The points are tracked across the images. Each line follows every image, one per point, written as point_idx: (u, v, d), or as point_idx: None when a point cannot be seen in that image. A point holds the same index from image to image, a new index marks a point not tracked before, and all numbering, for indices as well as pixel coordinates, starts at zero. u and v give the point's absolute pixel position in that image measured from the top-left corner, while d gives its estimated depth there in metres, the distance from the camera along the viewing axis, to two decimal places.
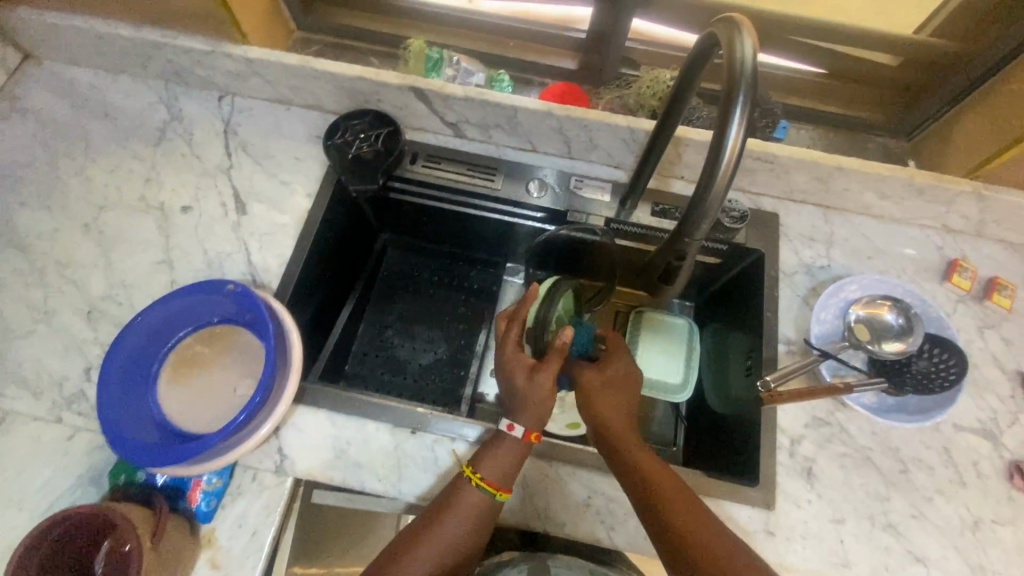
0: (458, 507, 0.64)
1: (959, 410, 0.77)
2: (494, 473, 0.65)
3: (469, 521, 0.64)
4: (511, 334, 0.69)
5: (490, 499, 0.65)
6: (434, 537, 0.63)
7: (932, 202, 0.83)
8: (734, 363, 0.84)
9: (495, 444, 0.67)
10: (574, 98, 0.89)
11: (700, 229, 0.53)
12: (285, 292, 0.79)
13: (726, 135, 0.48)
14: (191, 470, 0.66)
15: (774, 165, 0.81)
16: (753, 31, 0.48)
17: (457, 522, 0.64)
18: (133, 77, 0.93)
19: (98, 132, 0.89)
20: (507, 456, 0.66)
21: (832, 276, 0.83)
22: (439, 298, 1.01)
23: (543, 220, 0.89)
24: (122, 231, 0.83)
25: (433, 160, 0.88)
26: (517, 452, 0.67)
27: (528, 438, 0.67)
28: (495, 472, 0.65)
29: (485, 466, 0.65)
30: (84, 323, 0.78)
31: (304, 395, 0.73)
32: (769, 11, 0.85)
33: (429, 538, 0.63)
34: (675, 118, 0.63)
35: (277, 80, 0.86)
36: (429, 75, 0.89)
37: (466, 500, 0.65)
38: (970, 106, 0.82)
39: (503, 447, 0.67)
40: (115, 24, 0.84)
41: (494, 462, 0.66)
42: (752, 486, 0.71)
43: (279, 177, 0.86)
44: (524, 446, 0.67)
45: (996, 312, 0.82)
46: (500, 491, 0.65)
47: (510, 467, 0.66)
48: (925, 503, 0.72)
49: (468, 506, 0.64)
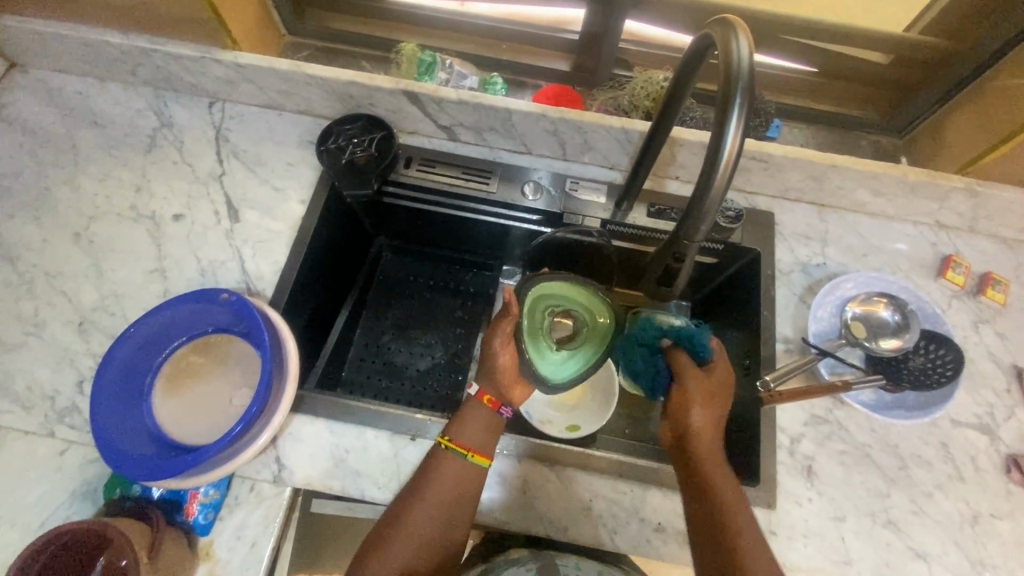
0: (432, 497, 0.64)
1: (956, 405, 0.77)
2: (466, 438, 0.68)
3: (445, 507, 0.64)
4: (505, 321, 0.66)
5: (463, 462, 0.66)
6: (413, 528, 0.63)
7: (925, 199, 0.83)
8: (731, 363, 0.84)
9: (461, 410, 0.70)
10: (568, 100, 0.89)
11: (698, 232, 0.52)
12: (279, 300, 0.78)
13: (725, 135, 0.47)
14: (186, 482, 0.65)
15: (769, 164, 0.81)
16: (748, 33, 0.48)
17: (433, 511, 0.64)
18: (122, 84, 0.91)
19: (87, 141, 0.88)
20: (468, 417, 0.69)
21: (828, 274, 0.84)
22: (436, 302, 1.01)
23: (538, 222, 0.88)
24: (113, 240, 0.82)
25: (428, 163, 0.88)
26: (481, 414, 0.69)
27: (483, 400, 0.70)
28: (465, 435, 0.68)
29: (454, 431, 0.68)
30: (75, 335, 0.77)
31: (302, 403, 0.73)
32: (761, 10, 0.85)
33: (407, 529, 0.63)
34: (671, 118, 0.63)
35: (268, 85, 0.85)
36: (422, 78, 0.88)
37: (438, 486, 0.65)
38: (960, 104, 0.82)
39: (466, 408, 0.70)
40: (103, 31, 0.83)
41: (465, 429, 0.68)
42: (754, 485, 0.71)
43: (272, 183, 0.86)
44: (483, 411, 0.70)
45: (991, 307, 0.83)
46: (471, 452, 0.67)
47: (480, 432, 0.68)
48: (925, 499, 0.72)
49: (441, 494, 0.65)
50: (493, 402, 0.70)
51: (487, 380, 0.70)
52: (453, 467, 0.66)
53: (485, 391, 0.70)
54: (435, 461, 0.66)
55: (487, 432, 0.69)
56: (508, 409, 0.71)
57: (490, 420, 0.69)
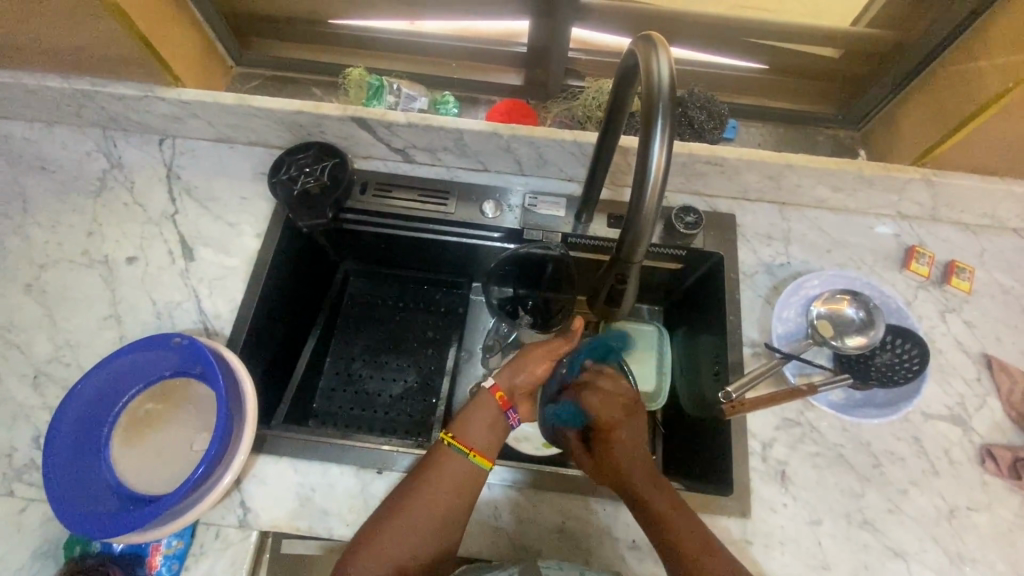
0: (418, 514, 0.61)
1: (927, 398, 0.76)
2: (470, 436, 0.67)
3: (432, 524, 0.61)
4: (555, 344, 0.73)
5: (465, 462, 0.65)
6: (393, 548, 0.60)
7: (885, 192, 0.83)
8: (704, 367, 0.82)
9: (470, 405, 0.70)
10: (519, 115, 0.88)
11: (637, 250, 0.51)
12: (237, 340, 0.77)
13: (651, 152, 0.46)
14: (145, 536, 0.64)
15: (724, 167, 0.80)
16: (670, 48, 0.48)
17: (418, 530, 0.61)
18: (70, 127, 0.90)
19: (35, 188, 0.86)
20: (477, 414, 0.69)
21: (792, 273, 0.83)
22: (406, 324, 0.99)
23: (502, 239, 0.88)
24: (66, 289, 0.81)
25: (384, 188, 0.87)
26: (486, 412, 0.69)
27: (495, 395, 0.70)
28: (467, 434, 0.67)
29: (457, 428, 0.67)
30: (30, 389, 0.75)
31: (265, 443, 0.71)
32: (707, 13, 0.85)
33: (385, 550, 0.60)
34: (614, 132, 0.62)
35: (216, 120, 0.84)
36: (370, 103, 0.87)
37: (427, 501, 0.62)
38: (912, 94, 0.82)
39: (477, 400, 0.70)
40: (42, 76, 0.81)
41: (472, 426, 0.68)
42: (727, 496, 0.70)
43: (226, 219, 0.84)
44: (493, 405, 0.70)
45: (957, 296, 0.82)
46: (472, 452, 0.66)
47: (483, 431, 0.68)
48: (900, 497, 0.71)
49: (428, 511, 0.62)
50: (504, 400, 0.70)
51: (509, 378, 0.72)
52: (444, 481, 0.64)
53: (500, 387, 0.71)
54: (421, 477, 0.64)
55: (489, 432, 0.68)
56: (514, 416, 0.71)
57: (495, 419, 0.69)
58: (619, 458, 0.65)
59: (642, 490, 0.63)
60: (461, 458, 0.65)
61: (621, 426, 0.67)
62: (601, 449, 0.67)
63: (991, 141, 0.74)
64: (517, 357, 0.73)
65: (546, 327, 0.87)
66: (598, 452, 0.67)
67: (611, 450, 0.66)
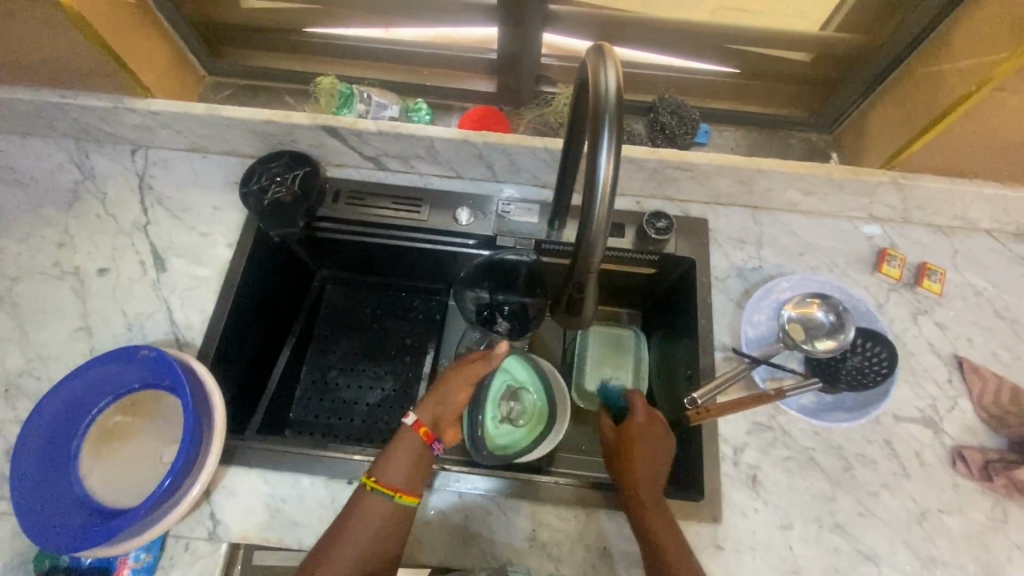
0: (373, 514, 0.63)
1: (899, 400, 0.77)
2: (392, 474, 0.65)
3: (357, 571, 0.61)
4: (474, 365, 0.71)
5: (390, 503, 0.64)
6: (360, 547, 0.62)
7: (855, 195, 0.83)
8: (679, 371, 0.81)
9: (394, 442, 0.67)
10: (492, 122, 0.88)
11: (591, 260, 0.51)
12: (208, 351, 0.76)
13: (599, 162, 0.47)
14: (112, 550, 0.64)
15: (694, 172, 0.81)
16: (617, 62, 0.49)
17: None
18: (42, 138, 0.89)
19: (6, 199, 0.86)
20: (398, 454, 0.66)
21: (764, 277, 0.83)
22: (382, 330, 0.99)
23: (476, 245, 0.88)
24: (36, 301, 0.80)
25: (356, 197, 0.87)
26: (410, 451, 0.67)
27: (417, 431, 0.68)
28: (391, 475, 0.65)
29: (381, 469, 0.65)
30: (0, 402, 0.75)
31: (235, 455, 0.71)
32: (676, 19, 0.85)
33: (364, 524, 0.63)
34: (574, 143, 0.63)
35: (187, 129, 0.84)
36: (341, 111, 0.87)
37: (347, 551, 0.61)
38: (882, 97, 0.82)
39: (400, 437, 0.68)
40: (12, 88, 0.81)
41: (394, 465, 0.66)
42: (699, 501, 0.70)
43: (198, 229, 0.84)
44: (417, 443, 0.67)
45: (928, 298, 0.83)
46: (398, 492, 0.64)
47: (408, 468, 0.66)
48: (871, 499, 0.72)
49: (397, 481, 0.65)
50: (428, 434, 0.68)
51: (432, 411, 0.70)
52: (361, 526, 0.63)
53: (423, 422, 0.69)
54: (338, 528, 0.63)
55: (415, 470, 0.66)
56: (440, 446, 0.69)
57: (418, 458, 0.67)
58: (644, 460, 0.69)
59: (647, 498, 0.66)
60: (381, 498, 0.64)
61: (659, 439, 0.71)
62: (633, 442, 0.71)
63: (957, 143, 0.74)
64: (437, 387, 0.71)
65: (523, 333, 0.84)
66: (629, 443, 0.71)
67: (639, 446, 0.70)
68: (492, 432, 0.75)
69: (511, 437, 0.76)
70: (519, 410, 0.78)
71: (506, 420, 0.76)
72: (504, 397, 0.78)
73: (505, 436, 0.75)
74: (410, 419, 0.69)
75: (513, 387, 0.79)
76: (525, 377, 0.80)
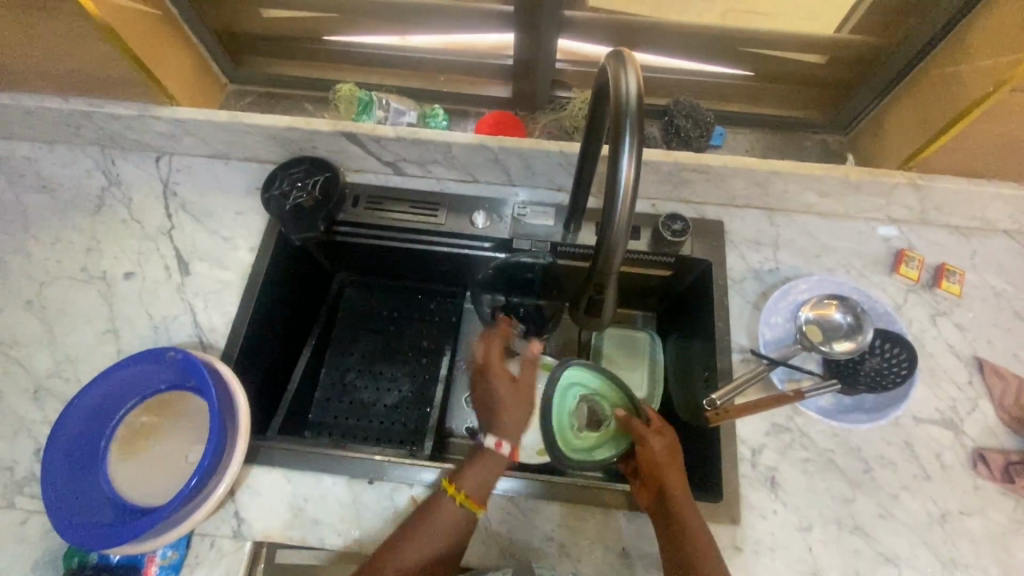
0: (440, 519, 0.64)
1: (918, 402, 0.76)
2: (472, 485, 0.66)
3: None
4: (528, 373, 0.73)
5: (460, 509, 0.65)
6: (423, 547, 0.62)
7: (872, 196, 0.83)
8: (696, 373, 0.82)
9: (473, 458, 0.68)
10: (508, 126, 0.89)
11: (613, 261, 0.52)
12: (231, 352, 0.78)
13: (621, 163, 0.48)
14: (141, 547, 0.65)
15: (710, 174, 0.81)
16: (637, 65, 0.50)
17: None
18: (69, 146, 0.92)
19: (36, 206, 0.88)
20: (479, 467, 0.67)
21: (780, 279, 0.83)
22: (400, 333, 1.00)
23: (491, 249, 0.88)
24: (66, 305, 0.83)
25: (375, 202, 0.88)
26: (490, 466, 0.68)
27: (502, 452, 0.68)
28: (472, 486, 0.66)
29: (462, 480, 0.66)
30: (31, 404, 0.77)
31: (259, 454, 0.73)
32: (690, 23, 0.86)
33: (431, 526, 0.64)
34: (592, 147, 0.64)
35: (210, 137, 0.86)
36: (360, 118, 0.89)
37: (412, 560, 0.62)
38: (899, 99, 0.82)
39: (481, 456, 0.68)
40: (42, 97, 0.84)
41: (476, 478, 0.67)
42: (717, 502, 0.70)
43: (220, 233, 0.86)
44: (499, 461, 0.68)
45: (947, 299, 0.82)
46: (469, 499, 0.65)
47: (486, 482, 0.67)
48: (891, 501, 0.71)
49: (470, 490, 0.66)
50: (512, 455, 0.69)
51: (508, 428, 0.70)
52: (431, 533, 0.63)
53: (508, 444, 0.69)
54: (406, 532, 0.64)
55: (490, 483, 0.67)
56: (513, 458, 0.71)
57: (497, 473, 0.68)
58: (674, 476, 0.66)
59: (688, 514, 0.64)
60: (454, 508, 0.65)
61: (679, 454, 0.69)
62: (660, 461, 0.67)
63: (975, 143, 0.74)
64: (499, 401, 0.71)
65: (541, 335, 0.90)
66: (654, 461, 0.67)
67: (666, 464, 0.67)
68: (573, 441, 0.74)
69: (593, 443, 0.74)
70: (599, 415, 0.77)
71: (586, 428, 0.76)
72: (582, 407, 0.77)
73: (587, 443, 0.74)
74: (491, 441, 0.68)
75: (587, 395, 0.78)
76: (599, 383, 0.78)
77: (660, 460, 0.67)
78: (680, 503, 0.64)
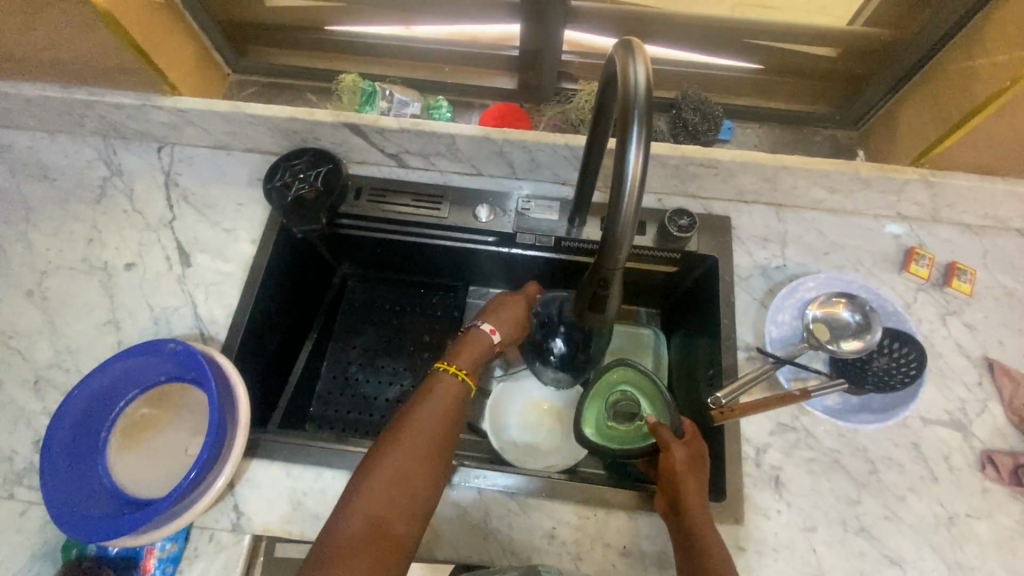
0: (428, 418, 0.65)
1: (926, 402, 0.75)
2: (462, 360, 0.72)
3: (419, 464, 0.62)
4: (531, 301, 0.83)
5: (455, 382, 0.69)
6: (416, 445, 0.63)
7: (884, 193, 0.81)
8: (700, 372, 0.80)
9: (466, 340, 0.75)
10: (513, 119, 0.88)
11: (618, 257, 0.51)
12: (232, 345, 0.77)
13: (627, 155, 0.47)
14: (139, 539, 0.65)
15: (718, 169, 0.80)
16: (646, 56, 0.48)
17: (408, 468, 0.61)
18: (71, 136, 0.91)
19: (38, 195, 0.88)
20: (468, 345, 0.75)
21: (788, 276, 0.82)
22: (402, 327, 0.99)
23: (494, 243, 0.87)
24: (66, 295, 0.82)
25: (378, 194, 0.87)
26: (477, 346, 0.75)
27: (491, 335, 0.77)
28: (463, 360, 0.72)
29: (455, 358, 0.73)
30: (31, 395, 0.77)
31: (258, 448, 0.72)
32: (701, 14, 0.84)
33: (419, 426, 0.64)
34: (598, 142, 0.62)
35: (213, 127, 0.85)
36: (363, 109, 0.88)
37: (410, 441, 0.63)
38: (913, 93, 0.80)
39: (472, 336, 0.76)
40: (43, 86, 0.83)
41: (466, 355, 0.73)
42: (720, 502, 0.69)
43: (222, 225, 0.85)
44: (485, 342, 0.75)
45: (957, 298, 0.81)
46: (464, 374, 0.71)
47: (474, 359, 0.73)
48: (897, 503, 0.70)
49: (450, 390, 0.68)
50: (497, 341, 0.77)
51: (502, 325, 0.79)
52: (428, 411, 0.66)
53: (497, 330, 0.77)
54: (402, 420, 0.65)
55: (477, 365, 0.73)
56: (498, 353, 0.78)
57: (483, 353, 0.75)
58: (692, 486, 0.65)
59: (703, 526, 0.62)
60: (450, 384, 0.69)
61: (700, 466, 0.67)
62: (678, 471, 0.65)
63: (990, 140, 0.72)
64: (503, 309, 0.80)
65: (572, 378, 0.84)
66: (671, 471, 0.66)
67: (684, 474, 0.65)
68: (602, 431, 0.75)
69: (624, 436, 0.74)
70: (634, 411, 0.76)
71: (618, 421, 0.76)
72: (619, 402, 0.77)
73: (615, 435, 0.74)
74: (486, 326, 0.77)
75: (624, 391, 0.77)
76: (635, 381, 0.77)
77: (678, 470, 0.65)
78: (696, 515, 0.63)
